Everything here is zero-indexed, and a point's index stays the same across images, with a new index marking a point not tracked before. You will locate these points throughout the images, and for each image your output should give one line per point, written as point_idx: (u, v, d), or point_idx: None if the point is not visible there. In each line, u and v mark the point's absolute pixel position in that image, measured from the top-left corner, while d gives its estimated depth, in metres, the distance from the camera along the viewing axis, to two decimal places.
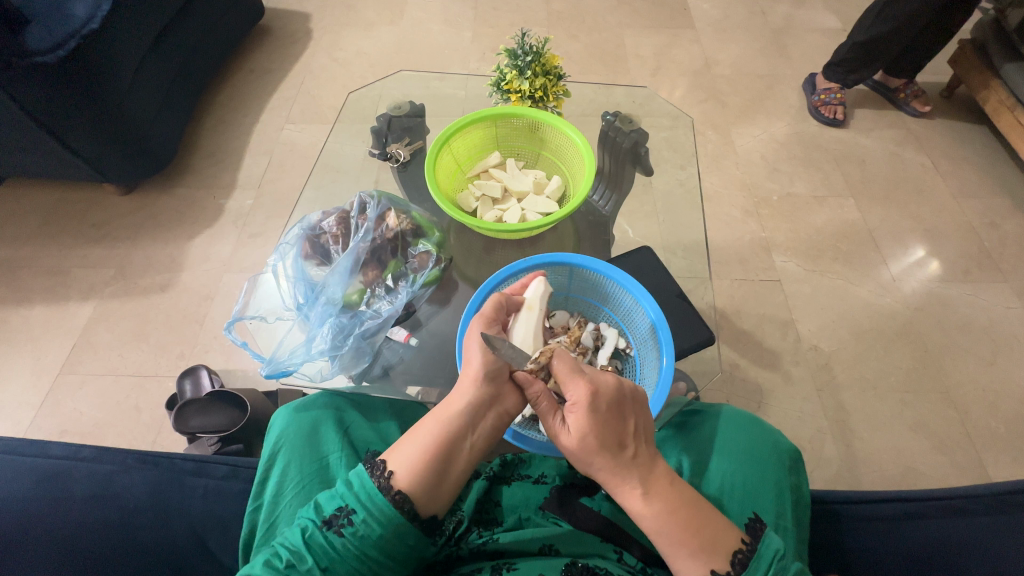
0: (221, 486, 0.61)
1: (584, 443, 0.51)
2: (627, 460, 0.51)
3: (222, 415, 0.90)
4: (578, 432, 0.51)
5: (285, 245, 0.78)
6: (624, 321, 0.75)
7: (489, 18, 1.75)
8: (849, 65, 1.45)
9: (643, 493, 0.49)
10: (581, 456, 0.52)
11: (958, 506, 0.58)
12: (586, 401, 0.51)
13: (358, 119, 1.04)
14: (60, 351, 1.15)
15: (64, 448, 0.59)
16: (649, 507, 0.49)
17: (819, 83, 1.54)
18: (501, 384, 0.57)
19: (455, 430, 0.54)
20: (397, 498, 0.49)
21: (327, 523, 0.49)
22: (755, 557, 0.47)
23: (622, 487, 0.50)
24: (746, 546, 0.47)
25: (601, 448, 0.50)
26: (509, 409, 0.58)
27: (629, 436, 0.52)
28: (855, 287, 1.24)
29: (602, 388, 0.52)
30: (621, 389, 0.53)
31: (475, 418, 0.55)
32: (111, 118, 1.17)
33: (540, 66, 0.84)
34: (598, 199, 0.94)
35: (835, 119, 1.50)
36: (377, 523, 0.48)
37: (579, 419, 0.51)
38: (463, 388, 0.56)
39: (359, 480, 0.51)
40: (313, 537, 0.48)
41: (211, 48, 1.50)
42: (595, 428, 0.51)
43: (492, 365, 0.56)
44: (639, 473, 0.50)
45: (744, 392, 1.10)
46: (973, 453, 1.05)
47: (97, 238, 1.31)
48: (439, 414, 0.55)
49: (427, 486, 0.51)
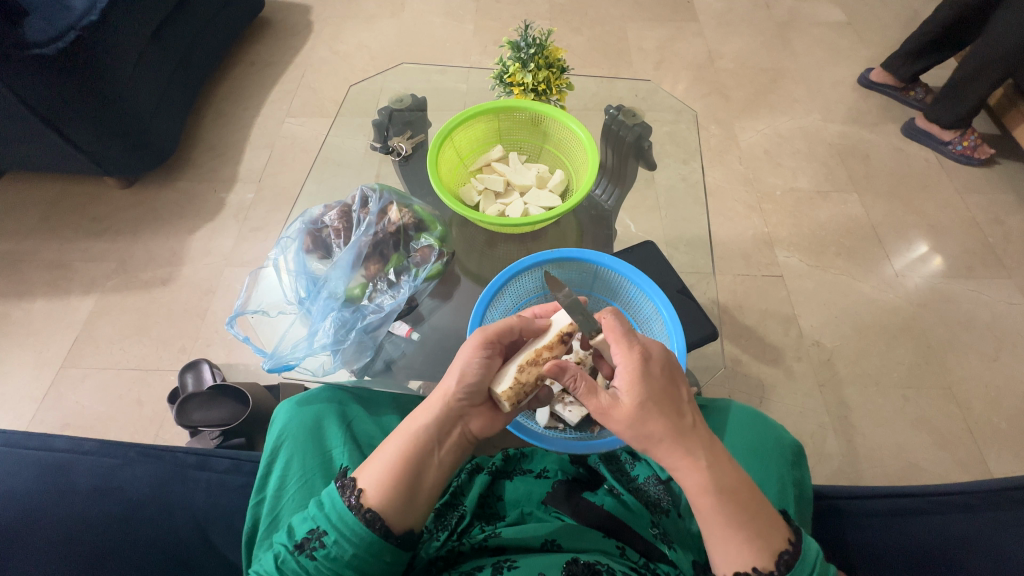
0: (223, 479, 0.61)
1: (640, 406, 0.49)
2: (686, 426, 0.50)
3: (221, 408, 0.89)
4: (635, 400, 0.50)
5: (286, 239, 0.78)
6: (642, 327, 0.73)
7: (491, 10, 1.73)
8: (949, 104, 1.36)
9: (706, 463, 0.48)
10: (635, 424, 0.50)
11: (960, 503, 0.58)
12: (639, 365, 0.51)
13: (359, 113, 1.03)
14: (62, 344, 1.15)
15: (67, 442, 0.59)
16: (712, 481, 0.47)
17: (920, 125, 1.45)
18: (470, 402, 0.58)
19: (423, 446, 0.54)
20: (367, 517, 0.49)
21: (299, 547, 0.49)
22: (799, 559, 0.45)
23: (683, 459, 0.48)
24: (791, 546, 0.46)
25: (658, 413, 0.49)
26: (473, 428, 0.58)
27: (684, 405, 0.51)
28: (858, 282, 1.24)
29: (653, 355, 0.52)
30: (669, 358, 0.54)
31: (442, 434, 0.55)
32: (110, 109, 1.16)
33: (543, 58, 0.84)
34: (601, 193, 0.93)
35: (981, 160, 1.41)
36: (349, 544, 0.48)
37: (631, 383, 0.50)
38: (431, 404, 0.56)
39: (331, 500, 0.50)
40: (286, 563, 0.48)
41: (211, 40, 1.49)
42: (651, 392, 0.50)
43: (466, 385, 0.57)
44: (699, 442, 0.49)
45: (747, 387, 1.10)
46: (975, 448, 1.05)
47: (98, 231, 1.31)
48: (404, 429, 0.55)
49: (398, 501, 0.50)
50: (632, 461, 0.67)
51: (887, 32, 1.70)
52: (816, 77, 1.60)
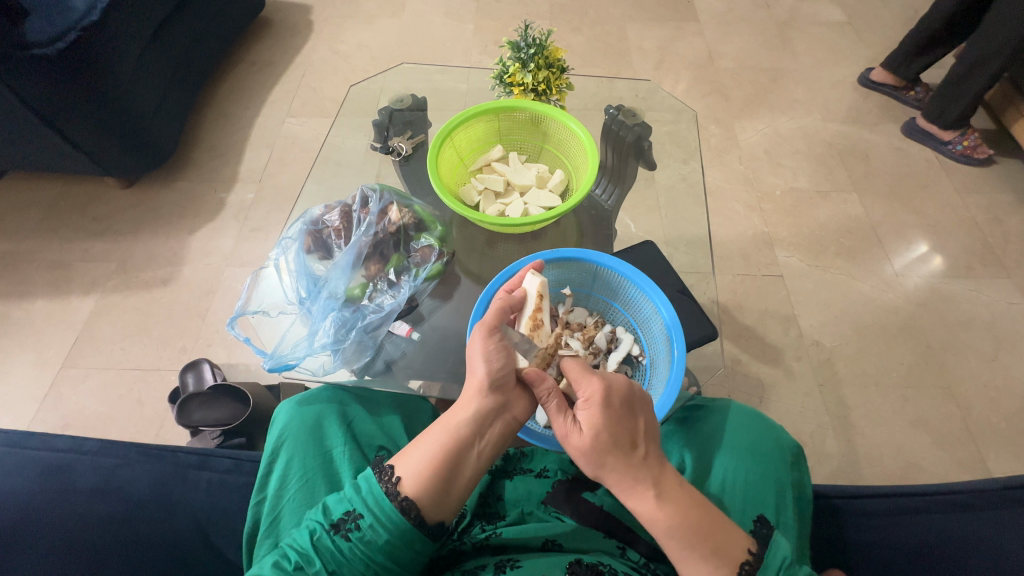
0: (225, 479, 0.62)
1: (598, 438, 0.51)
2: (638, 460, 0.50)
3: (222, 408, 0.89)
4: (591, 430, 0.51)
5: (286, 239, 0.78)
6: (641, 326, 0.74)
7: (491, 10, 1.74)
8: (948, 102, 1.36)
9: (655, 495, 0.49)
10: (593, 457, 0.51)
11: (961, 502, 0.58)
12: (600, 396, 0.52)
13: (359, 113, 1.03)
14: (62, 344, 1.16)
15: (68, 442, 0.60)
16: (664, 510, 0.48)
17: (920, 125, 1.45)
18: (506, 391, 0.57)
19: (462, 440, 0.54)
20: (403, 505, 0.50)
21: (335, 527, 0.50)
22: (763, 565, 0.47)
23: (634, 490, 0.49)
24: (753, 556, 0.47)
25: (614, 447, 0.50)
26: (516, 416, 0.58)
27: (640, 437, 0.52)
28: (858, 282, 1.24)
29: (614, 387, 0.53)
30: (632, 389, 0.54)
31: (482, 426, 0.55)
32: (110, 110, 1.17)
33: (543, 58, 0.84)
34: (601, 193, 0.94)
35: (982, 159, 1.41)
36: (383, 529, 0.49)
37: (592, 415, 0.51)
38: (468, 395, 0.56)
39: (367, 484, 0.51)
40: (321, 540, 0.49)
41: (211, 40, 1.49)
42: (609, 424, 0.51)
43: (497, 374, 0.56)
44: (651, 475, 0.50)
45: (746, 387, 1.10)
46: (974, 448, 1.05)
47: (99, 231, 1.31)
48: (444, 422, 0.55)
49: (434, 492, 0.51)
50: None
51: (887, 32, 1.69)
52: (816, 77, 1.60)
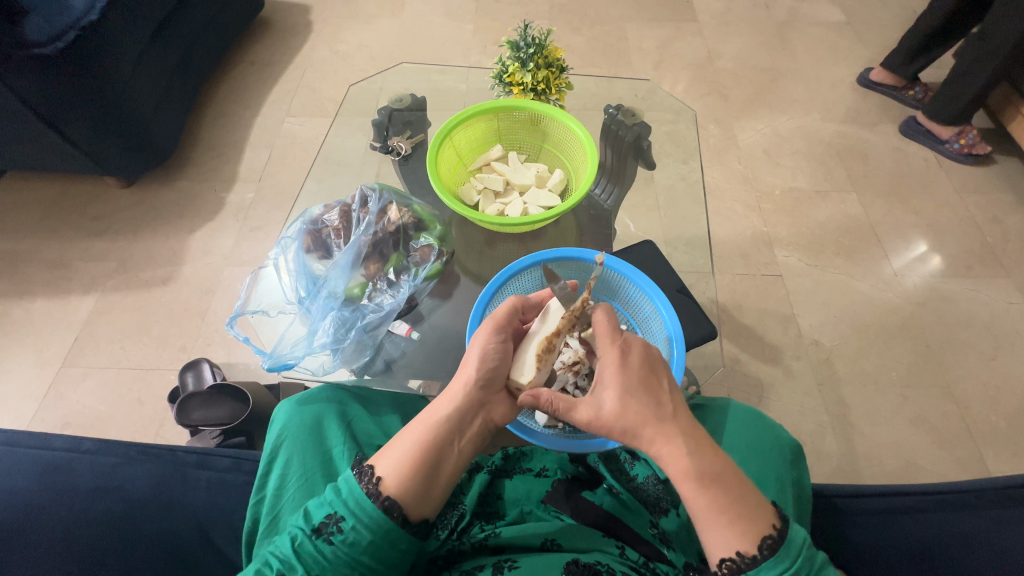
0: (223, 478, 0.61)
1: (621, 400, 0.52)
2: (667, 415, 0.51)
3: (222, 407, 0.89)
4: (613, 393, 0.52)
5: (286, 239, 0.78)
6: (641, 326, 0.74)
7: (490, 10, 1.74)
8: (947, 101, 1.37)
9: (688, 447, 0.49)
10: (621, 419, 0.51)
11: (960, 501, 0.58)
12: (619, 357, 0.54)
13: (359, 112, 1.03)
14: (62, 344, 1.16)
15: (67, 441, 0.59)
16: (692, 466, 0.48)
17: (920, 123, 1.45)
18: (489, 391, 0.59)
19: (444, 435, 0.55)
20: (386, 505, 0.49)
21: (317, 531, 0.48)
22: (785, 542, 0.45)
23: (665, 445, 0.50)
24: (776, 531, 0.45)
25: (641, 403, 0.51)
26: (495, 418, 0.59)
27: (666, 395, 0.53)
28: (857, 281, 1.24)
29: (634, 347, 0.55)
30: (651, 352, 0.56)
31: (463, 423, 0.56)
32: (110, 109, 1.17)
33: (542, 58, 0.84)
34: (601, 193, 0.94)
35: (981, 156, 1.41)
36: (367, 530, 0.48)
37: (614, 376, 0.53)
38: (452, 393, 0.57)
39: (349, 487, 0.50)
40: (303, 547, 0.48)
41: (211, 39, 1.49)
42: (631, 384, 0.52)
43: (486, 371, 0.58)
44: (680, 430, 0.50)
45: (745, 386, 1.10)
46: (973, 446, 1.05)
47: (98, 231, 1.31)
48: (425, 419, 0.56)
49: (416, 490, 0.51)
50: (631, 460, 0.65)
51: (887, 32, 1.70)
52: (815, 77, 1.60)
